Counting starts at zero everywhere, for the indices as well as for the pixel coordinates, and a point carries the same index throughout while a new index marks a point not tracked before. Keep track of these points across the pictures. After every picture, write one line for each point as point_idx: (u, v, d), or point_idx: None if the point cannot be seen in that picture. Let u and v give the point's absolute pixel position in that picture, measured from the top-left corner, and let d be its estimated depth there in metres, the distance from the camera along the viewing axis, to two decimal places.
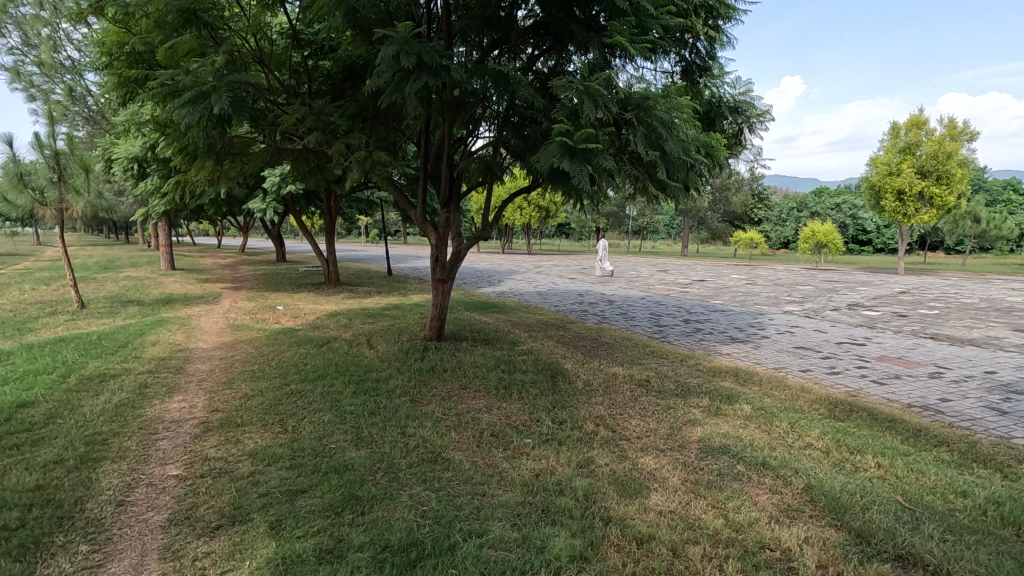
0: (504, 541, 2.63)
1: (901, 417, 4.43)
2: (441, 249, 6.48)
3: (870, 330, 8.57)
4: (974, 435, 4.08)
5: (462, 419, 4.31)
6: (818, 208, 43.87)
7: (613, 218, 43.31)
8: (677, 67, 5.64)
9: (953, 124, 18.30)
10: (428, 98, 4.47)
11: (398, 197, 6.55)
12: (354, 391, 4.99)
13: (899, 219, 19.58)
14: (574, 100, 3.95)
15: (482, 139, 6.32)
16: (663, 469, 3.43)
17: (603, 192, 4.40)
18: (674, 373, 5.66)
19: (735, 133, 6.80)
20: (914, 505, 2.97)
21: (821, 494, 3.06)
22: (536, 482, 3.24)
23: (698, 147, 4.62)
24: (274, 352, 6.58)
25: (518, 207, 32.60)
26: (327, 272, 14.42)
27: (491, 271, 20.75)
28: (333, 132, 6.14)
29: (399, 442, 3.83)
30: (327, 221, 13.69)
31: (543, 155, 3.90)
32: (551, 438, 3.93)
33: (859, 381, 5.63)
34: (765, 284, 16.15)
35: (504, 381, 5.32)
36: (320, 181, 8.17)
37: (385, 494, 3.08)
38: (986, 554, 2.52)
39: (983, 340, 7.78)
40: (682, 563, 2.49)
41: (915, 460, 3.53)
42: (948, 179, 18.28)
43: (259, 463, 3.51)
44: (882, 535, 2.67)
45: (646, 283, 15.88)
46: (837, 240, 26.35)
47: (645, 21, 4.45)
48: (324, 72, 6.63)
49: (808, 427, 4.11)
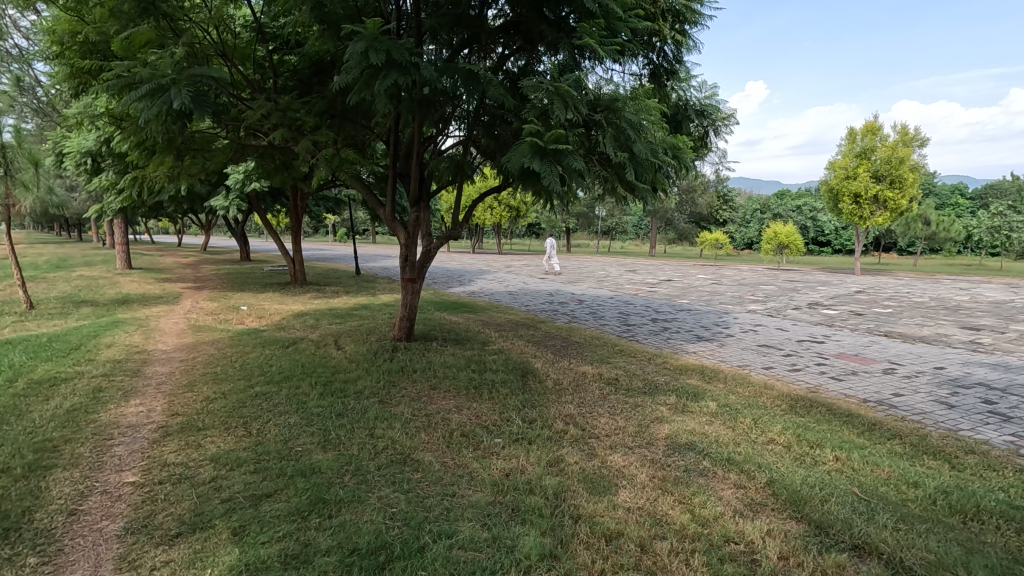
0: (474, 542, 2.62)
1: (858, 412, 4.60)
2: (411, 248, 6.42)
3: (829, 328, 8.86)
4: (925, 428, 4.27)
5: (432, 420, 4.27)
6: (780, 211, 45.21)
7: (583, 219, 43.68)
8: (645, 70, 5.72)
9: (905, 131, 19.09)
10: (397, 96, 4.43)
11: (366, 196, 6.46)
12: (322, 392, 4.91)
13: (856, 221, 20.33)
14: (545, 100, 3.97)
15: (452, 139, 6.27)
16: (631, 466, 3.48)
17: (573, 193, 4.43)
18: (642, 372, 5.74)
19: (701, 136, 6.94)
20: (869, 497, 3.09)
21: (783, 488, 3.15)
22: (506, 482, 3.24)
23: (666, 149, 4.70)
24: (238, 354, 6.41)
25: (487, 207, 32.56)
26: (293, 271, 14.12)
27: (461, 271, 20.60)
28: (299, 129, 6.01)
29: (367, 443, 3.79)
30: (293, 220, 13.40)
31: (513, 155, 3.91)
32: (521, 438, 3.93)
33: (818, 377, 5.83)
34: (730, 283, 16.52)
35: (475, 380, 5.31)
36: (285, 178, 7.99)
37: (353, 496, 3.03)
38: (935, 542, 2.64)
39: (934, 337, 8.14)
40: (650, 559, 2.53)
41: (871, 453, 3.68)
42: (901, 184, 19.11)
43: (222, 467, 3.41)
44: (839, 526, 2.77)
45: (615, 283, 16.06)
46: (798, 241, 27.19)
47: (613, 23, 4.50)
48: (290, 67, 6.50)
49: (771, 422, 4.23)
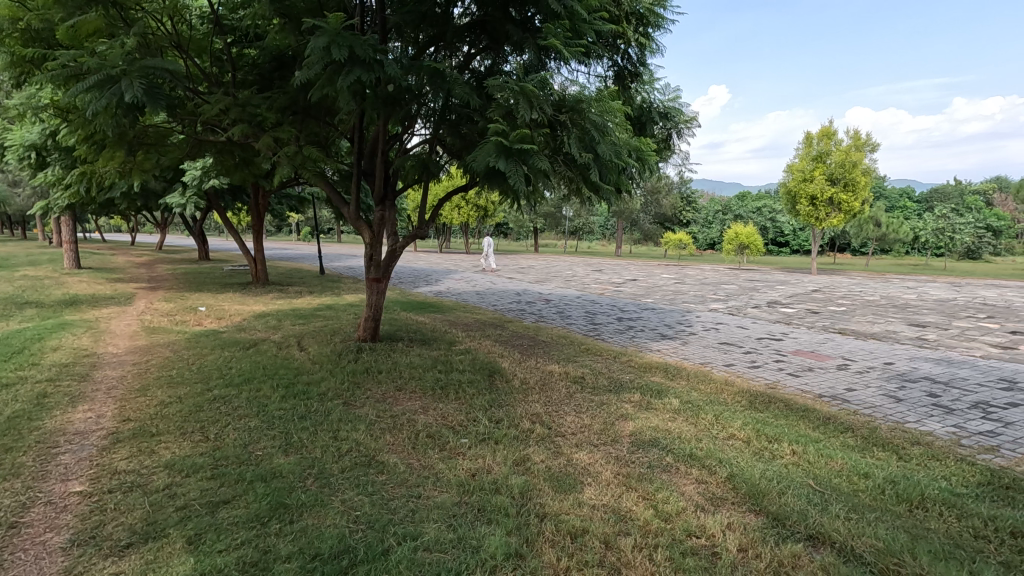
0: (440, 543, 2.60)
1: (813, 406, 4.77)
2: (376, 248, 6.32)
3: (786, 326, 9.17)
4: (874, 421, 4.46)
5: (397, 422, 4.22)
6: (742, 212, 46.56)
7: (551, 219, 43.91)
8: (610, 71, 5.79)
9: (858, 136, 19.85)
10: (361, 94, 4.38)
11: (330, 195, 6.33)
12: (284, 395, 4.79)
13: (812, 222, 21.08)
14: (510, 100, 3.98)
15: (418, 137, 6.20)
16: (596, 463, 3.52)
17: (538, 193, 4.46)
18: (607, 370, 5.83)
19: (665, 138, 7.07)
20: (824, 488, 3.21)
21: (742, 482, 3.24)
22: (472, 482, 3.23)
23: (630, 151, 4.75)
24: (195, 356, 6.21)
25: (455, 206, 32.41)
26: (254, 271, 13.76)
27: (429, 271, 20.20)
28: (260, 124, 5.89)
29: (331, 446, 3.72)
30: (254, 218, 13.04)
31: (478, 155, 3.91)
32: (487, 437, 3.93)
33: (777, 373, 6.02)
34: (693, 283, 16.90)
35: (441, 381, 5.27)
36: (245, 175, 7.77)
37: (315, 500, 2.97)
38: (884, 530, 2.75)
39: (883, 334, 8.50)
40: (614, 555, 2.56)
41: (825, 446, 3.81)
42: (853, 187, 19.91)
43: (177, 474, 3.30)
44: (795, 517, 2.86)
45: (581, 283, 16.22)
46: (758, 241, 28.02)
47: (578, 25, 4.53)
48: (250, 61, 6.34)
49: (731, 418, 4.35)
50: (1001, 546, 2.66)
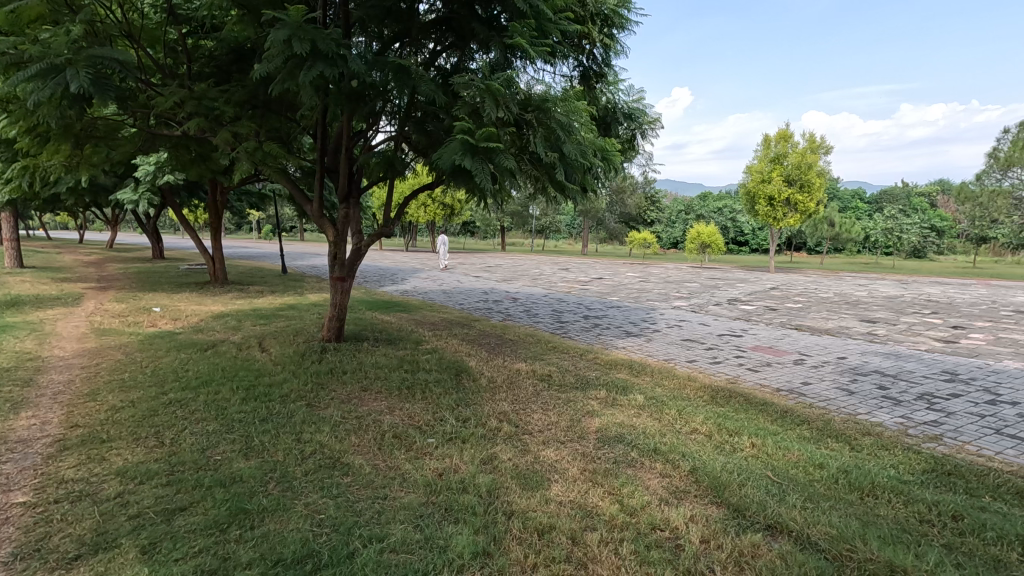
0: (406, 544, 2.58)
1: (771, 400, 4.92)
2: (340, 246, 6.19)
3: (746, 322, 9.44)
4: (828, 413, 4.64)
5: (363, 423, 4.16)
6: (703, 212, 47.69)
7: (518, 218, 43.98)
8: (576, 71, 5.85)
9: (813, 139, 20.59)
10: (325, 89, 4.29)
11: (293, 192, 6.18)
12: (244, 397, 4.65)
13: (770, 223, 21.76)
14: (476, 98, 3.96)
15: (383, 134, 6.11)
16: (563, 460, 3.55)
17: (505, 192, 4.46)
18: (574, 367, 5.88)
19: (629, 138, 7.18)
20: (781, 479, 3.32)
21: (704, 474, 3.32)
22: (439, 482, 3.21)
23: (595, 151, 4.79)
24: (149, 358, 5.97)
25: (422, 204, 32.12)
26: (212, 270, 13.34)
27: (395, 271, 19.44)
28: (218, 119, 5.72)
29: (294, 449, 3.64)
30: (212, 216, 12.62)
31: (444, 153, 3.89)
32: (455, 436, 3.91)
33: (737, 368, 6.20)
34: (657, 281, 17.20)
35: (407, 381, 5.21)
36: (202, 170, 7.51)
37: (277, 504, 2.90)
38: (838, 517, 2.86)
39: (837, 330, 8.84)
40: (580, 550, 2.59)
41: (782, 438, 3.95)
42: (809, 189, 20.65)
43: (129, 481, 3.16)
44: (755, 508, 2.95)
45: (548, 281, 16.31)
46: (719, 241, 28.75)
47: (545, 25, 4.54)
48: (206, 53, 6.13)
49: (694, 413, 4.45)
50: (944, 529, 2.81)
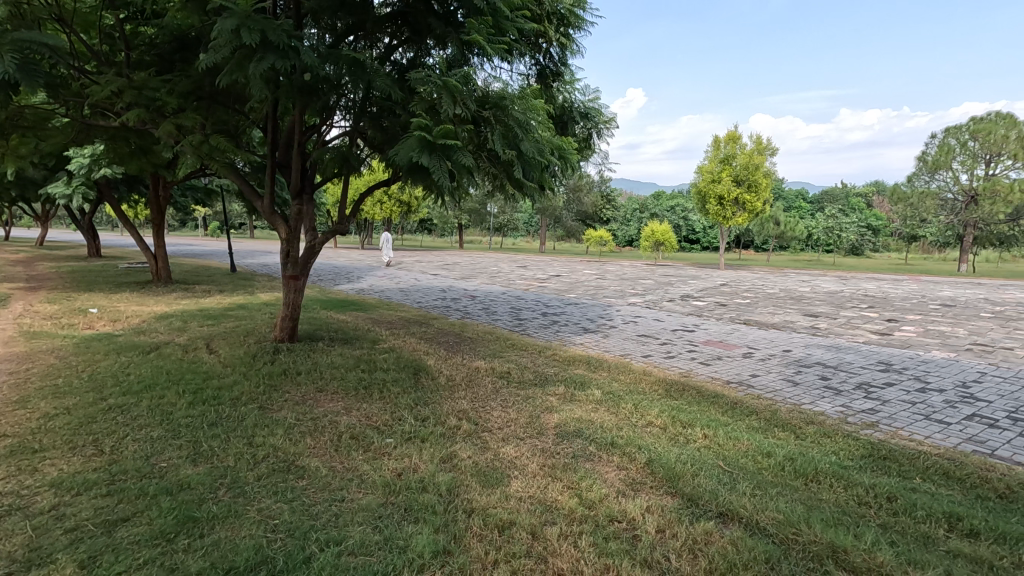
0: (365, 546, 2.54)
1: (722, 392, 5.10)
2: (293, 244, 6.01)
3: (698, 318, 9.75)
4: (775, 404, 4.85)
5: (319, 424, 4.07)
6: (657, 211, 48.95)
7: (476, 215, 43.88)
8: (533, 70, 5.87)
9: (760, 140, 21.42)
10: (276, 81, 4.15)
11: (242, 187, 5.95)
12: (191, 401, 4.46)
13: (720, 221, 22.49)
14: (433, 94, 3.92)
15: (338, 129, 5.96)
16: (522, 456, 3.57)
17: (463, 188, 4.44)
18: (533, 364, 5.91)
19: (585, 137, 7.27)
20: (732, 468, 3.44)
21: (659, 466, 3.41)
22: (398, 482, 3.17)
23: (552, 149, 4.83)
24: (86, 362, 5.63)
25: (378, 201, 31.65)
26: (154, 269, 12.72)
27: (354, 271, 18.33)
28: (160, 110, 5.46)
29: (245, 453, 3.51)
30: (154, 212, 12.04)
31: (401, 149, 3.84)
32: (414, 436, 3.88)
33: (690, 362, 6.39)
34: (613, 278, 17.53)
35: (364, 381, 5.12)
36: (142, 164, 7.15)
37: (228, 511, 2.80)
38: (784, 503, 3.00)
39: (783, 324, 9.25)
40: (540, 544, 2.62)
41: (732, 429, 4.10)
42: (756, 188, 21.49)
43: (66, 493, 2.98)
44: (707, 497, 3.05)
45: (507, 279, 16.36)
46: (672, 238, 29.55)
47: (501, 22, 4.53)
48: (146, 40, 5.83)
49: (649, 406, 4.57)
50: (879, 509, 2.99)
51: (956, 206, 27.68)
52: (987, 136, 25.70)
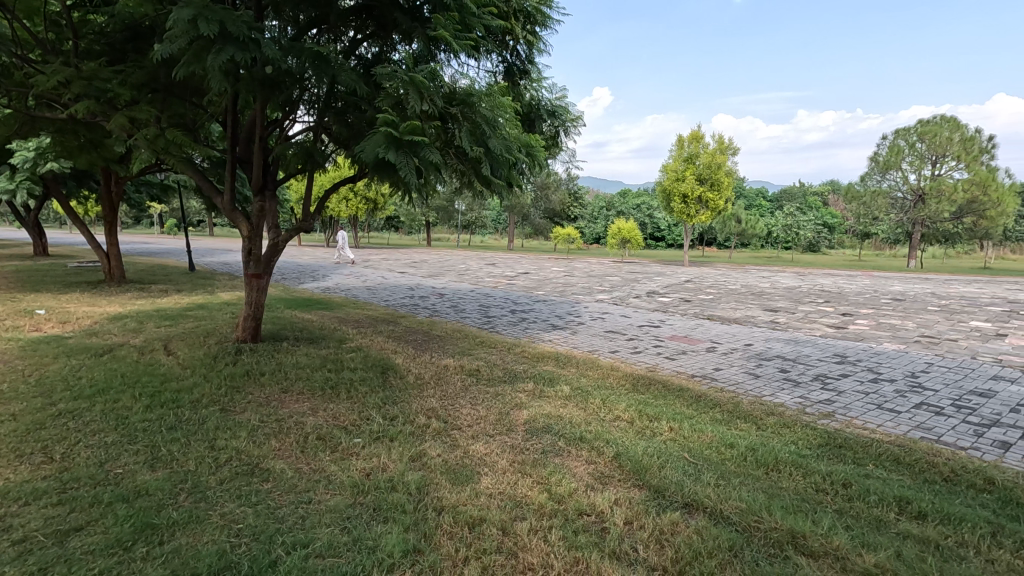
0: (333, 548, 2.50)
1: (687, 386, 5.23)
2: (255, 242, 5.86)
3: (663, 313, 9.94)
4: (738, 396, 5.00)
5: (284, 425, 3.99)
6: (623, 209, 49.65)
7: (443, 213, 43.64)
8: (500, 67, 5.85)
9: (722, 140, 21.94)
10: (235, 74, 4.04)
11: (200, 183, 5.76)
12: (148, 405, 4.31)
13: (685, 219, 22.94)
14: (399, 90, 3.88)
15: (301, 124, 5.83)
16: (492, 453, 3.58)
17: (430, 185, 4.42)
18: (502, 361, 5.93)
19: (552, 135, 7.32)
20: (697, 460, 3.53)
21: (627, 460, 3.46)
22: (366, 482, 3.14)
23: (520, 146, 4.83)
24: (33, 366, 5.36)
25: (343, 198, 31.12)
26: (106, 268, 12.21)
27: (325, 271, 17.42)
28: (112, 102, 5.25)
29: (206, 457, 3.41)
30: (106, 208, 11.56)
31: (367, 145, 3.79)
32: (383, 435, 3.84)
33: (656, 357, 6.52)
34: (581, 275, 17.70)
35: (331, 381, 5.04)
36: (93, 158, 6.85)
37: (190, 517, 2.72)
38: (746, 492, 3.10)
39: (744, 318, 9.52)
40: (510, 540, 2.63)
41: (697, 421, 4.20)
42: (718, 187, 22.01)
43: (12, 503, 2.84)
44: (673, 488, 3.12)
45: (475, 276, 16.32)
46: (638, 236, 30.02)
47: (468, 18, 4.51)
48: (96, 29, 5.59)
49: (616, 401, 4.64)
50: (835, 496, 3.12)
51: (905, 204, 28.93)
52: (933, 138, 26.94)
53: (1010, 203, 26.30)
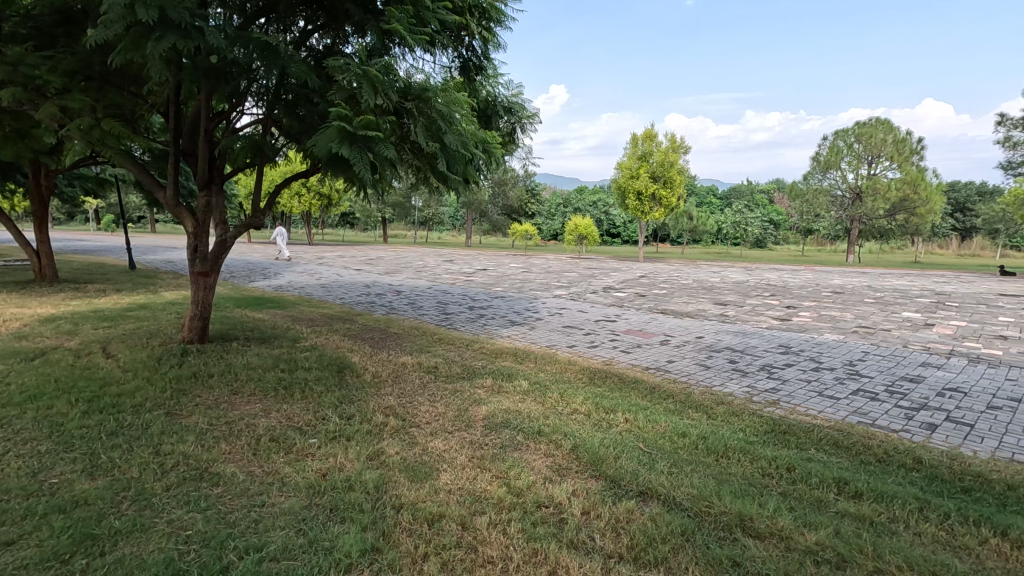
0: (289, 550, 2.45)
1: (642, 378, 5.37)
2: (202, 239, 5.63)
3: (619, 308, 10.15)
4: (690, 386, 5.17)
5: (235, 428, 3.86)
6: (580, 206, 50.32)
7: (400, 209, 43.04)
8: (455, 63, 5.81)
9: (674, 139, 22.53)
10: (177, 63, 3.86)
11: (140, 176, 5.48)
12: (86, 411, 4.08)
13: (639, 216, 23.46)
14: (353, 83, 3.81)
15: (250, 116, 5.64)
16: (451, 449, 3.58)
17: (386, 180, 4.36)
18: (460, 358, 5.92)
19: (509, 132, 7.34)
20: (651, 449, 3.64)
21: (584, 451, 3.53)
22: (323, 482, 3.08)
23: (476, 142, 4.81)
24: None
25: (295, 193, 30.24)
26: (37, 266, 11.46)
27: (281, 271, 16.19)
28: (41, 90, 4.93)
29: (151, 463, 3.27)
30: (36, 204, 10.86)
31: (319, 139, 3.71)
32: (339, 434, 3.78)
33: (612, 351, 6.66)
34: (539, 271, 17.83)
35: (284, 381, 4.91)
36: (19, 149, 6.41)
37: (134, 525, 2.60)
38: (698, 479, 3.21)
39: (696, 312, 9.83)
40: (470, 534, 2.64)
41: (651, 412, 4.32)
42: (671, 184, 22.59)
43: None
44: (629, 478, 3.21)
45: (432, 273, 16.21)
46: (595, 233, 30.50)
47: (422, 12, 4.47)
48: (21, 11, 5.23)
49: (573, 394, 4.71)
50: (780, 479, 3.28)
51: (844, 202, 30.43)
52: (869, 139, 28.48)
53: (938, 202, 28.08)
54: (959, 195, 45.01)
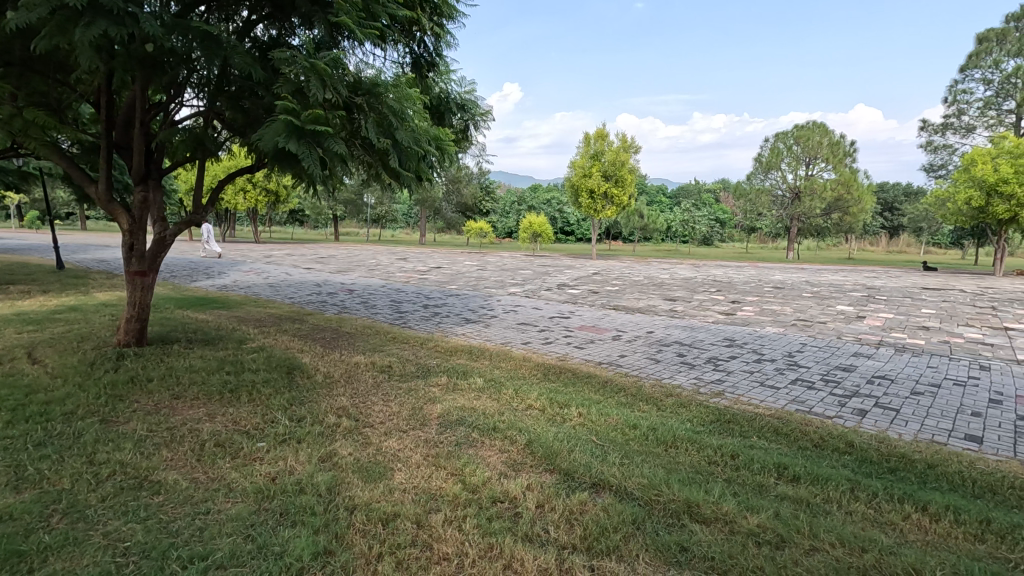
0: (237, 557, 2.38)
1: (595, 373, 5.47)
2: (137, 236, 5.35)
3: (573, 305, 10.30)
4: (641, 380, 5.31)
5: (176, 434, 3.70)
6: (534, 204, 50.67)
7: (351, 207, 42.12)
8: (407, 58, 5.74)
9: (625, 139, 23.02)
10: (110, 50, 3.66)
11: (69, 170, 5.14)
12: (10, 420, 3.81)
13: (592, 214, 23.85)
14: (300, 76, 3.71)
15: (190, 108, 5.39)
16: (406, 448, 3.55)
17: (336, 177, 4.28)
18: (415, 357, 5.88)
19: (462, 129, 7.30)
20: (603, 442, 3.72)
21: (539, 446, 3.58)
22: (272, 486, 3.01)
23: (429, 139, 4.77)
24: None
25: (240, 189, 29.09)
26: None
27: (229, 271, 15.34)
28: None
29: (84, 473, 3.10)
30: None
31: (265, 133, 3.59)
32: (288, 437, 3.68)
33: (566, 347, 6.75)
34: (493, 269, 17.86)
35: (230, 384, 4.73)
36: None
37: (66, 539, 2.46)
38: (648, 469, 3.31)
39: (647, 308, 10.09)
40: (425, 533, 2.63)
41: (603, 406, 4.41)
42: (622, 183, 23.06)
43: None
44: (582, 470, 3.27)
45: (386, 272, 15.98)
46: (549, 231, 30.79)
47: (372, 5, 4.40)
48: None
49: (528, 390, 4.76)
50: (725, 466, 3.42)
51: (784, 201, 31.90)
52: (806, 142, 29.94)
53: (868, 202, 29.84)
54: (888, 195, 47.90)
